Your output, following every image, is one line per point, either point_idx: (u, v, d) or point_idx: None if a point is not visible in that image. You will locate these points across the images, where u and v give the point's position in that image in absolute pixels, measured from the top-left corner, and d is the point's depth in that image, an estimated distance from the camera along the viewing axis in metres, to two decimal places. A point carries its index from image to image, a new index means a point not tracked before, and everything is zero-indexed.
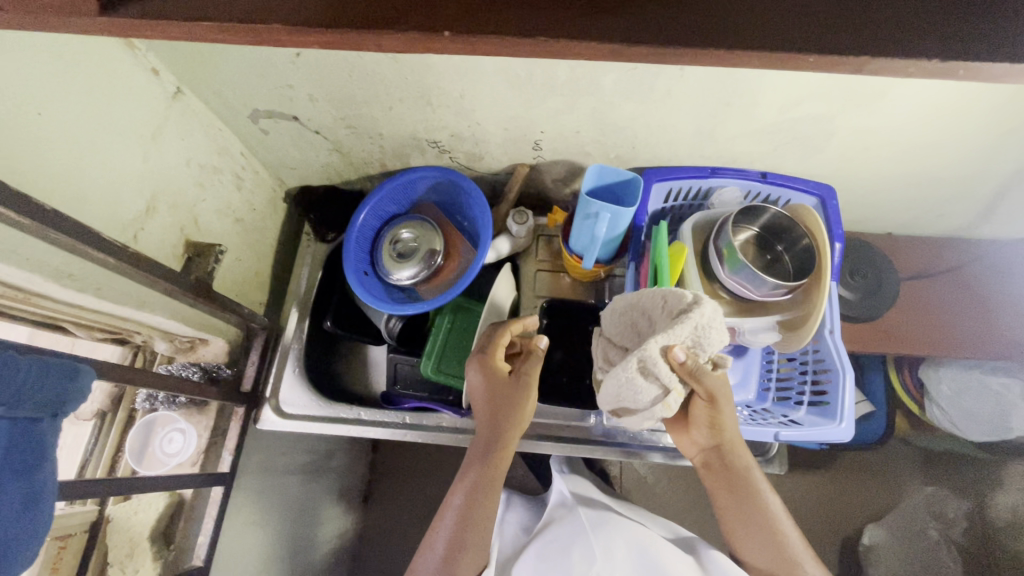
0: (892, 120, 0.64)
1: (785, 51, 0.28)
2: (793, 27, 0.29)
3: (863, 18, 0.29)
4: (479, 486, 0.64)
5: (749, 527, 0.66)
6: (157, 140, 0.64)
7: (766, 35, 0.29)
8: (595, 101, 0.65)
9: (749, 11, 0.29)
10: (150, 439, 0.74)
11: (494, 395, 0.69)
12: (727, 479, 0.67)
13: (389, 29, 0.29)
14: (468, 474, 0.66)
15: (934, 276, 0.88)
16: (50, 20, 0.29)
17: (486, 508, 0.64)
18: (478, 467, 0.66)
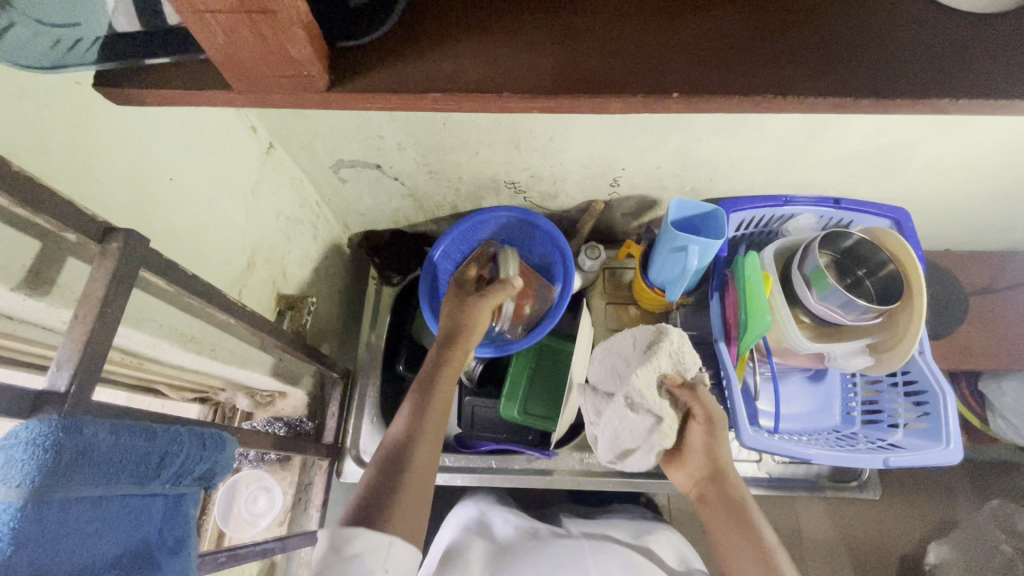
0: (975, 144, 0.66)
1: (999, 99, 0.29)
2: (999, 75, 0.30)
3: None
4: (428, 397, 0.61)
5: (740, 557, 0.55)
6: (255, 195, 0.64)
7: (981, 83, 0.30)
8: (684, 138, 0.67)
9: (959, 59, 0.30)
10: (236, 500, 0.71)
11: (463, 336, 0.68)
12: (718, 500, 0.59)
13: (618, 93, 0.29)
14: (417, 389, 0.62)
15: (1000, 291, 0.89)
16: (280, 97, 0.30)
17: (436, 425, 0.59)
18: (427, 385, 0.62)
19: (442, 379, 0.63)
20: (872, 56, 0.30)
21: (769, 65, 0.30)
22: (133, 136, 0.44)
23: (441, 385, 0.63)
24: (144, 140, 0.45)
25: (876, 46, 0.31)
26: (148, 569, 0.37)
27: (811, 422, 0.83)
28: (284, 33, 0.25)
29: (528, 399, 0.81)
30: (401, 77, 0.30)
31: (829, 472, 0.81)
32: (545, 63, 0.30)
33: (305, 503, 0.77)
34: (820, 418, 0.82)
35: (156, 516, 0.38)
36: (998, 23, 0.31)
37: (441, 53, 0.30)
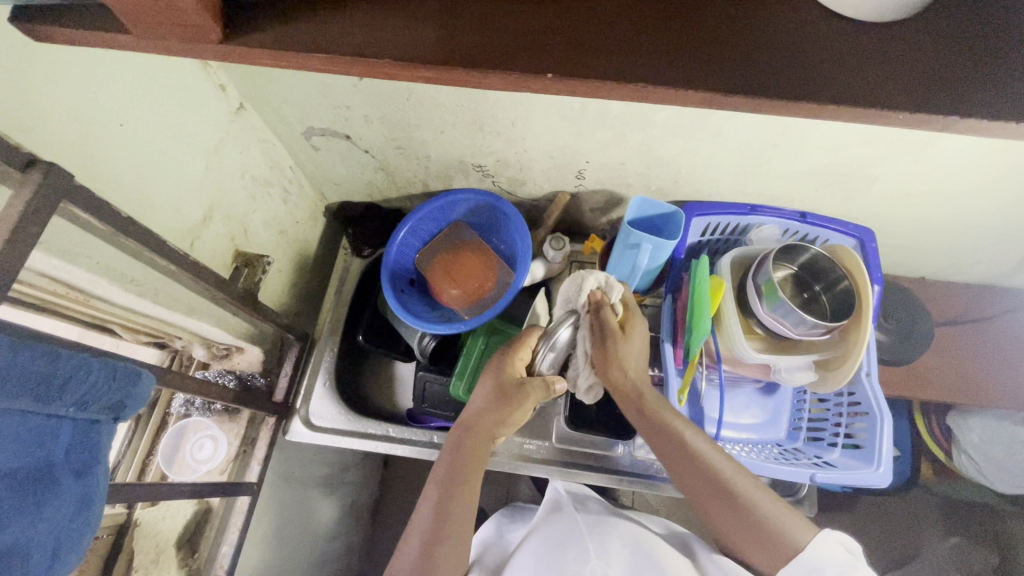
0: (938, 168, 0.65)
1: (866, 107, 0.30)
2: (869, 86, 0.31)
3: (950, 81, 0.31)
4: (449, 494, 0.63)
5: (728, 518, 0.60)
6: (218, 153, 0.66)
7: (856, 91, 0.30)
8: (644, 135, 0.67)
9: (837, 67, 0.31)
10: (181, 445, 0.75)
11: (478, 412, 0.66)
12: (676, 458, 0.63)
13: (495, 69, 0.31)
14: (439, 481, 0.64)
15: (968, 323, 0.88)
16: (175, 42, 0.33)
17: (457, 518, 0.62)
18: (449, 480, 0.63)
19: (466, 473, 0.64)
20: (751, 55, 0.31)
21: (647, 52, 0.31)
22: (79, 80, 0.46)
23: (464, 479, 0.64)
24: (95, 86, 0.47)
25: (757, 45, 0.31)
26: (44, 485, 0.39)
27: (758, 433, 0.82)
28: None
29: (476, 380, 0.83)
30: (293, 39, 0.32)
31: (768, 484, 0.81)
32: (429, 36, 0.31)
33: (248, 455, 0.80)
34: (767, 430, 0.82)
35: (61, 439, 0.41)
36: (881, 35, 0.32)
37: (334, 21, 0.32)
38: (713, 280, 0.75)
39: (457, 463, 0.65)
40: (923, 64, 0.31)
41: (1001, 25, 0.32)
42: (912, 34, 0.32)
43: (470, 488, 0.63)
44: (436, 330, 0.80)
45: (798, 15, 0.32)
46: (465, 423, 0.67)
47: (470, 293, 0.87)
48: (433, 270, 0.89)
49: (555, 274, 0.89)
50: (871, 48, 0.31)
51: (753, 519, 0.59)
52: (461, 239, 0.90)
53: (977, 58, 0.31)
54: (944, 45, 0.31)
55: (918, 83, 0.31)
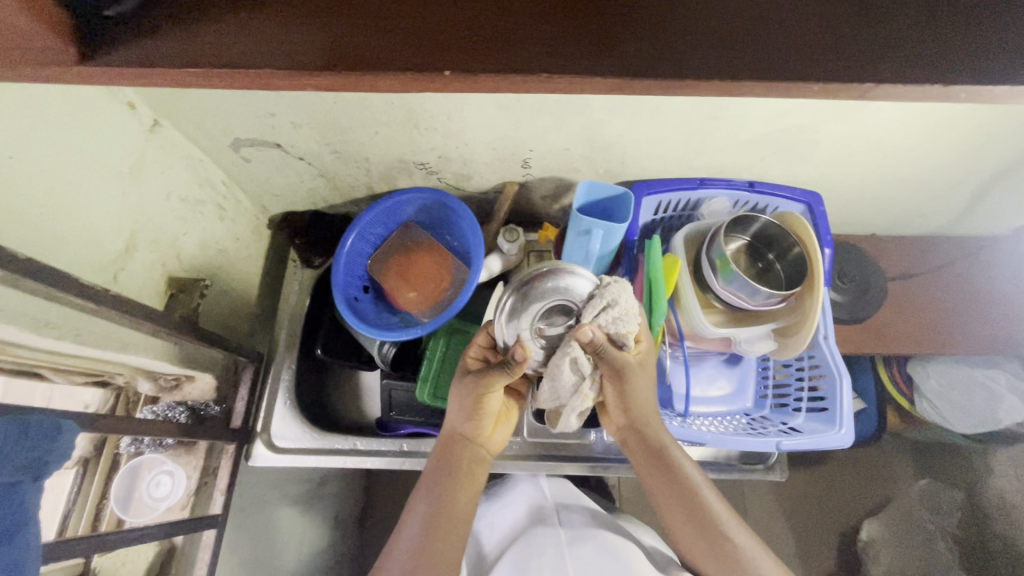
0: (876, 128, 0.65)
1: (775, 82, 0.30)
2: (781, 62, 0.30)
3: (856, 46, 0.30)
4: (439, 502, 0.65)
5: (705, 551, 0.62)
6: (135, 175, 0.61)
7: (764, 65, 0.30)
8: (584, 118, 0.65)
9: (744, 41, 0.31)
10: (137, 485, 0.70)
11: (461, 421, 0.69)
12: (660, 478, 0.64)
13: (391, 71, 0.29)
14: (425, 495, 0.66)
15: (919, 275, 0.90)
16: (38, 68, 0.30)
17: (448, 524, 0.64)
18: (443, 487, 0.66)
19: (457, 474, 0.66)
20: (656, 37, 0.30)
21: (547, 42, 0.30)
22: None
23: (451, 479, 0.66)
24: None
25: (663, 26, 0.30)
26: None
27: (727, 405, 0.83)
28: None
29: (440, 382, 0.80)
30: (168, 55, 0.30)
31: (739, 454, 0.82)
32: (318, 39, 0.30)
33: (210, 487, 0.77)
34: (734, 401, 0.82)
35: None
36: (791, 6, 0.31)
37: (211, 31, 0.30)
38: (668, 259, 0.75)
39: (443, 467, 0.67)
40: (833, 30, 0.31)
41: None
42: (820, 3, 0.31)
43: (460, 492, 0.66)
44: (394, 338, 0.78)
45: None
46: (446, 434, 0.69)
47: (427, 295, 0.85)
48: (387, 274, 0.86)
49: (512, 266, 0.88)
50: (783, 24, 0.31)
51: (722, 548, 0.60)
52: (413, 239, 0.87)
53: (884, 27, 0.31)
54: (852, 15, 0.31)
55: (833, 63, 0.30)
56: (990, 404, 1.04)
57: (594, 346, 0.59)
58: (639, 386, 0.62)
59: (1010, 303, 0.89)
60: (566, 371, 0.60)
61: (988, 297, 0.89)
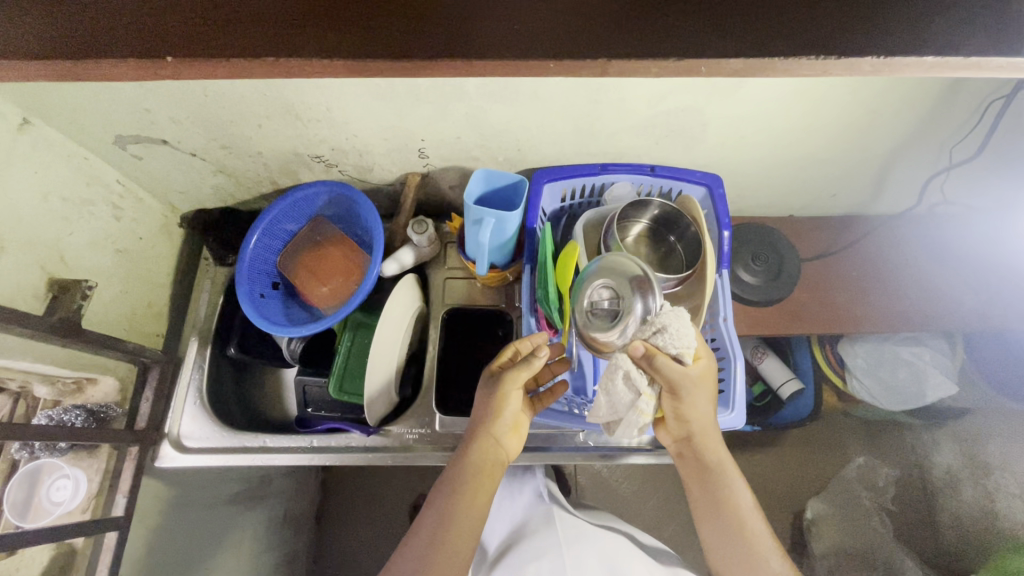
0: (758, 108, 0.65)
1: None
2: None
3: None
4: (453, 500, 0.63)
5: (727, 549, 0.64)
6: (1, 175, 0.60)
7: None
8: (465, 106, 0.65)
9: None
10: (37, 489, 0.68)
11: (482, 422, 0.67)
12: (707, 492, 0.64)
13: None
14: (443, 489, 0.64)
15: (834, 254, 0.90)
16: None
17: (464, 525, 0.62)
18: (453, 487, 0.64)
19: (474, 474, 0.64)
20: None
21: None
22: None
23: (472, 481, 0.64)
24: None
25: None
26: None
27: None
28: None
29: (347, 376, 0.80)
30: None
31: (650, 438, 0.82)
32: None
33: (115, 489, 0.76)
34: None
35: None
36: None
37: None
38: (568, 246, 0.74)
39: (461, 468, 0.65)
40: None
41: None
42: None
43: (477, 496, 0.64)
44: (297, 333, 0.78)
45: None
46: (472, 433, 0.67)
47: (337, 290, 0.84)
48: (298, 271, 0.85)
49: (426, 258, 0.87)
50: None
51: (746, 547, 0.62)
52: (323, 234, 0.86)
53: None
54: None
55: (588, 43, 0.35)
56: (916, 380, 1.06)
57: (647, 360, 0.56)
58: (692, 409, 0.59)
59: (924, 279, 0.90)
60: (620, 386, 0.56)
61: (901, 275, 0.90)
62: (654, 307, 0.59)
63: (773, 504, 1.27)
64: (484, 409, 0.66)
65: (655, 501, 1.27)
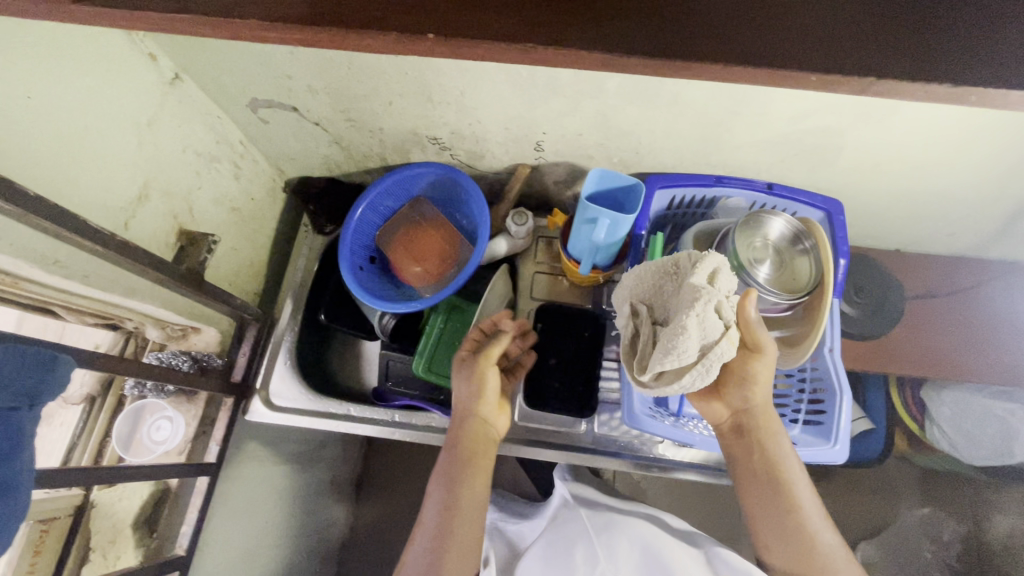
0: (905, 136, 0.62)
1: None
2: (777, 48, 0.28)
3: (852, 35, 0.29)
4: (454, 486, 0.66)
5: (771, 520, 0.64)
6: (153, 126, 0.63)
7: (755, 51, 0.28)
8: (599, 104, 0.64)
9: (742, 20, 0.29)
10: (139, 426, 0.73)
11: (471, 412, 0.71)
12: (758, 472, 0.64)
13: (372, 36, 0.29)
14: (441, 480, 0.67)
15: (941, 296, 0.86)
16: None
17: (470, 510, 0.65)
18: (452, 476, 0.67)
19: (468, 461, 0.68)
20: (648, 19, 0.29)
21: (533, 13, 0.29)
22: None
23: (468, 467, 0.67)
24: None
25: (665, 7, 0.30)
26: None
27: None
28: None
29: (436, 358, 0.82)
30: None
31: (728, 459, 0.81)
32: None
33: (208, 437, 0.80)
34: None
35: None
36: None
37: None
38: (675, 257, 0.73)
39: (455, 456, 0.69)
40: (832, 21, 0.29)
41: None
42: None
43: (476, 480, 0.67)
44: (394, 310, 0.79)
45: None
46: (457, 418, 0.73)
47: (432, 271, 0.86)
48: (395, 248, 0.87)
49: (519, 250, 0.87)
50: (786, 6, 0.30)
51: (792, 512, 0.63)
52: (423, 214, 0.87)
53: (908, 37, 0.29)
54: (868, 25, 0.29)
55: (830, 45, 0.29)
56: (1004, 437, 1.00)
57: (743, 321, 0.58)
58: (763, 370, 0.61)
59: None
60: (694, 333, 0.51)
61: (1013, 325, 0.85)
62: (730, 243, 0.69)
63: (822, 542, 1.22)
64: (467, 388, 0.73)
65: (700, 520, 1.25)
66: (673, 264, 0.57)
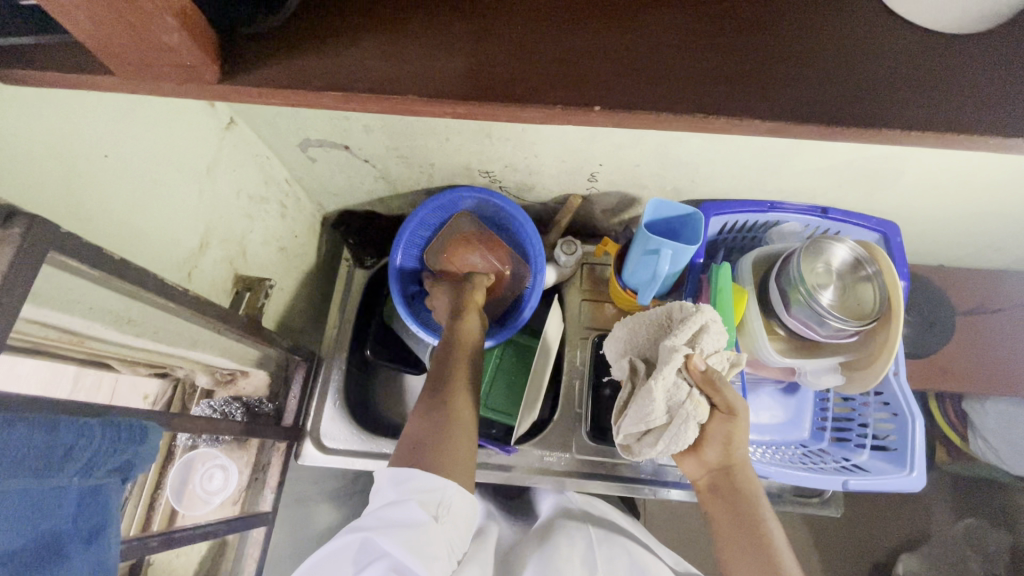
0: (972, 161, 0.62)
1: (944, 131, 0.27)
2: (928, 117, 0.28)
3: (998, 94, 0.29)
4: (427, 448, 0.53)
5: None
6: (212, 174, 0.61)
7: (911, 117, 0.29)
8: (663, 137, 0.63)
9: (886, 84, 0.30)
10: (191, 477, 0.72)
11: (452, 367, 0.64)
12: (734, 532, 0.53)
13: (527, 105, 0.28)
14: (412, 441, 0.55)
15: (990, 311, 0.86)
16: (159, 72, 0.29)
17: (445, 472, 0.51)
18: (438, 431, 0.55)
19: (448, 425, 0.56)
20: (802, 80, 0.29)
21: (689, 80, 0.28)
22: (60, 111, 0.41)
23: (445, 432, 0.55)
24: (77, 118, 0.43)
25: (818, 64, 0.30)
26: (53, 559, 0.37)
27: (780, 434, 0.80)
28: (145, 14, 0.24)
29: (491, 393, 0.80)
30: (296, 74, 0.30)
31: (793, 486, 0.79)
32: (454, 66, 0.29)
33: (261, 484, 0.78)
34: (789, 431, 0.80)
35: (67, 508, 0.38)
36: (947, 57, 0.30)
37: (350, 50, 0.30)
38: (736, 287, 0.72)
39: (438, 419, 0.56)
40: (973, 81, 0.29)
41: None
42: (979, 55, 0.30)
43: (455, 443, 0.54)
44: None
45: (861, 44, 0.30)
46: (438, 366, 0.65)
47: None
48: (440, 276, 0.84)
49: (567, 278, 0.86)
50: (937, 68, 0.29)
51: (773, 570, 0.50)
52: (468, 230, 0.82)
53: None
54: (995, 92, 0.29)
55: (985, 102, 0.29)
56: None
57: (705, 377, 0.55)
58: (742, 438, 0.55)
59: None
60: (660, 394, 0.55)
61: None
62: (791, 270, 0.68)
63: (865, 555, 1.22)
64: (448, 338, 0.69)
65: None
66: (667, 318, 0.61)
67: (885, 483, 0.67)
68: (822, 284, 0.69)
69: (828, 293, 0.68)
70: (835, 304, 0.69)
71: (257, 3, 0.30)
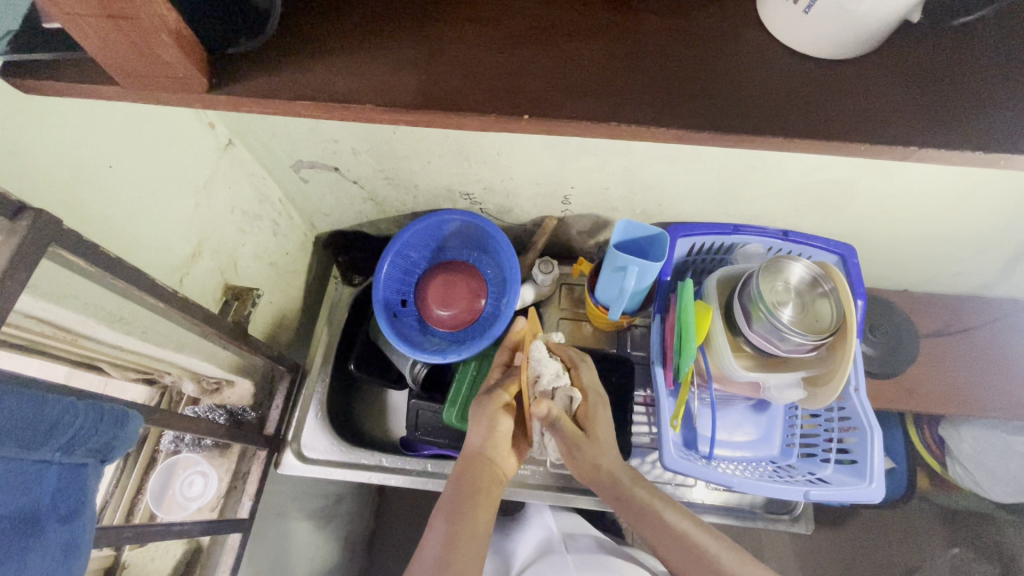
0: (914, 186, 0.67)
1: (828, 138, 0.32)
2: (824, 120, 0.32)
3: (894, 107, 0.33)
4: (458, 519, 0.59)
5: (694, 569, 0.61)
6: (207, 188, 0.66)
7: (815, 122, 0.32)
8: (627, 161, 0.68)
9: (797, 94, 0.33)
10: (171, 482, 0.73)
11: (489, 466, 0.64)
12: (672, 540, 0.62)
13: (471, 112, 0.33)
14: (446, 508, 0.60)
15: (953, 334, 0.89)
16: (156, 84, 0.35)
17: (469, 544, 0.57)
18: (460, 505, 0.60)
19: (475, 494, 0.61)
20: (703, 100, 0.33)
21: (612, 93, 0.33)
22: (75, 127, 0.46)
23: (474, 500, 0.61)
24: (85, 131, 0.48)
25: (731, 79, 0.34)
26: (28, 532, 0.39)
27: (751, 450, 0.82)
28: (143, 34, 0.30)
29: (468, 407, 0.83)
30: (277, 85, 0.35)
31: (764, 502, 0.80)
32: (410, 80, 0.34)
33: (240, 492, 0.78)
34: (760, 447, 0.82)
35: (46, 484, 0.40)
36: (844, 72, 0.34)
37: (321, 68, 0.35)
38: (701, 305, 0.74)
39: (465, 489, 0.62)
40: (874, 93, 0.33)
41: (955, 75, 0.34)
42: (867, 72, 0.34)
43: (482, 511, 0.60)
44: (429, 359, 0.81)
45: (761, 56, 0.34)
46: (469, 453, 0.65)
47: (462, 315, 0.87)
48: (423, 293, 0.88)
49: (545, 297, 0.90)
50: (830, 89, 0.33)
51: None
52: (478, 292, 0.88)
53: (929, 104, 0.33)
54: (907, 93, 0.33)
55: (876, 107, 0.33)
56: None
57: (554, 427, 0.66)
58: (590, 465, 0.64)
59: None
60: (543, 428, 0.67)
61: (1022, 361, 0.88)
62: (752, 287, 0.71)
63: None
64: (491, 443, 0.65)
65: None
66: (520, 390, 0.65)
67: (850, 494, 0.69)
68: (785, 302, 0.72)
69: (789, 308, 0.71)
70: (800, 321, 0.71)
71: (237, 30, 0.35)
